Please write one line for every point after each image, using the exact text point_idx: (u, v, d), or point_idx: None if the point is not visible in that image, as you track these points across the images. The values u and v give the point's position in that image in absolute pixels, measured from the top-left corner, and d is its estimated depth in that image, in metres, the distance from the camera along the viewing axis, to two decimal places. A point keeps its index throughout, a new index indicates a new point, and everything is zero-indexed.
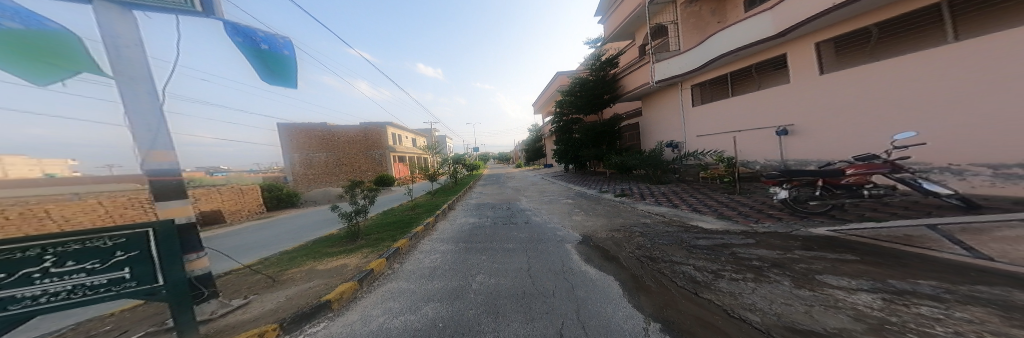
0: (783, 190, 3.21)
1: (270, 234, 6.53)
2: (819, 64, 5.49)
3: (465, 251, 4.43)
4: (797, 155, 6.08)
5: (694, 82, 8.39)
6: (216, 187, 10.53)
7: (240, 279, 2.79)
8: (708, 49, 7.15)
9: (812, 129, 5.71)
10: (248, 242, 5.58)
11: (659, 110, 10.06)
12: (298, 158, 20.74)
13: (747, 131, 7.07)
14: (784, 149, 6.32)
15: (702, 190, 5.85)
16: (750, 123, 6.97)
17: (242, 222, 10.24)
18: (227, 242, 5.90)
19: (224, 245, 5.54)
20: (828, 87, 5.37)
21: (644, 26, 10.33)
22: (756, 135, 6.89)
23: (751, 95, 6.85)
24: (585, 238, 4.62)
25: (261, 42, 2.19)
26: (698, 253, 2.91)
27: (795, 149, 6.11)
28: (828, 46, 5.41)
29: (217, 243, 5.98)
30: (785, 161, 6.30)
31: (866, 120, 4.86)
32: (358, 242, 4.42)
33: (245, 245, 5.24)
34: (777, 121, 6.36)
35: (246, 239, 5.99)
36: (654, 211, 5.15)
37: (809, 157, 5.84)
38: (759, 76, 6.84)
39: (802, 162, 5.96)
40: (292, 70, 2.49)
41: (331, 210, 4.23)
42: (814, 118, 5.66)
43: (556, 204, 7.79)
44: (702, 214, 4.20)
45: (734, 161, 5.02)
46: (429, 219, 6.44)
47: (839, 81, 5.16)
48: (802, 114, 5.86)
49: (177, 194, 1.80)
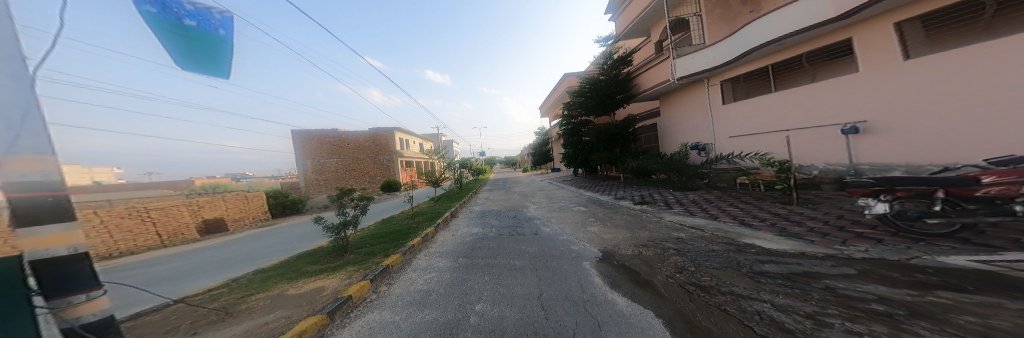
0: (881, 203, 2.52)
1: (264, 245, 6.20)
2: (902, 48, 4.53)
3: (466, 269, 3.84)
4: (871, 158, 5.10)
5: (723, 77, 7.57)
6: (220, 194, 10.51)
7: (180, 315, 2.26)
8: (742, 41, 6.40)
9: (892, 127, 4.78)
10: (233, 256, 5.22)
11: (682, 110, 9.26)
12: (309, 163, 21.01)
13: (798, 130, 6.13)
14: (853, 150, 5.32)
15: (744, 199, 5.00)
16: (801, 121, 6.04)
17: (243, 230, 10.12)
18: (214, 256, 5.57)
19: (209, 260, 5.21)
20: (908, 76, 4.48)
21: (661, 20, 9.62)
22: (808, 135, 5.97)
23: (801, 89, 5.96)
24: (605, 255, 3.91)
25: (186, 17, 1.81)
26: (771, 283, 2.14)
27: (864, 150, 5.17)
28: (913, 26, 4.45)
29: (205, 256, 5.67)
30: (855, 165, 5.31)
31: (975, 113, 3.91)
32: (344, 258, 4.07)
33: (227, 260, 4.88)
34: (839, 117, 5.42)
35: (234, 253, 5.67)
36: (687, 224, 4.38)
37: (889, 161, 4.88)
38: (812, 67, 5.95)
39: (881, 166, 4.99)
40: (225, 56, 2.16)
41: (314, 223, 3.82)
42: (892, 113, 4.73)
43: (566, 212, 7.09)
44: (754, 229, 3.42)
45: (790, 164, 4.20)
46: (429, 229, 5.91)
47: (926, 69, 4.28)
48: (874, 109, 4.93)
49: (61, 217, 1.11)
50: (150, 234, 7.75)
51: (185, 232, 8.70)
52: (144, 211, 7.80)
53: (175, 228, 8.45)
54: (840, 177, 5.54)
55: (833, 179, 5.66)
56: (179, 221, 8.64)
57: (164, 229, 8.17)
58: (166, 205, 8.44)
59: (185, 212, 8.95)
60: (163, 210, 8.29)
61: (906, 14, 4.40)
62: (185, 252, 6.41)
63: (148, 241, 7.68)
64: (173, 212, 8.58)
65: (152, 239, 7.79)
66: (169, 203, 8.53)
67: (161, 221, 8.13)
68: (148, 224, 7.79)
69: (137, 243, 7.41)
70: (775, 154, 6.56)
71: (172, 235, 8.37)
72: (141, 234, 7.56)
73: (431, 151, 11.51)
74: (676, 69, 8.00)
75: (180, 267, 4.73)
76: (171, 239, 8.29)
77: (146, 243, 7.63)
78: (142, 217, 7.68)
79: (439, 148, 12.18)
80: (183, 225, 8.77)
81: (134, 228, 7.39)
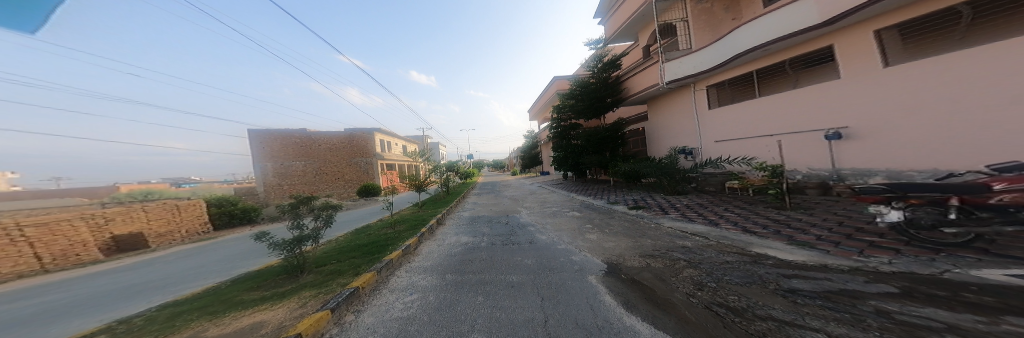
0: (894, 210, 2.64)
1: (194, 266, 5.15)
2: (883, 55, 4.79)
3: (456, 288, 3.30)
4: (852, 163, 5.39)
5: (711, 82, 7.86)
6: (138, 205, 8.92)
7: None
8: (729, 48, 6.66)
9: (869, 132, 5.07)
10: (148, 287, 4.13)
11: (671, 115, 9.50)
12: (272, 166, 18.85)
13: (781, 135, 6.43)
14: (835, 156, 5.61)
15: (740, 204, 5.01)
16: (785, 125, 6.34)
17: (173, 247, 8.58)
18: (123, 285, 4.41)
19: (113, 290, 4.13)
20: (886, 83, 4.75)
21: (650, 25, 9.83)
22: (794, 139, 6.25)
23: (789, 94, 6.19)
24: (611, 268, 3.61)
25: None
26: (809, 304, 1.90)
27: (848, 154, 5.43)
28: (891, 34, 4.72)
29: (110, 285, 4.47)
30: (838, 170, 5.60)
31: (952, 119, 4.11)
32: (301, 280, 3.37)
33: (137, 293, 3.82)
34: (822, 123, 5.72)
35: (152, 280, 4.54)
36: (688, 230, 4.24)
37: (868, 165, 5.19)
38: (796, 73, 6.25)
39: (862, 171, 5.28)
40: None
41: (254, 241, 3.18)
42: (876, 118, 4.94)
43: (561, 218, 6.77)
44: (760, 236, 3.32)
45: (781, 170, 4.14)
46: (412, 240, 5.24)
47: (902, 77, 4.56)
48: (853, 113, 5.24)
49: None
50: (25, 257, 6.06)
51: (80, 253, 7.01)
52: (16, 228, 6.11)
53: (65, 248, 6.76)
54: (823, 182, 5.86)
55: (816, 184, 5.95)
56: (71, 239, 6.95)
57: (48, 251, 6.46)
58: (50, 220, 6.76)
59: (82, 228, 7.27)
60: (46, 226, 6.59)
61: (884, 23, 4.67)
62: (86, 280, 5.10)
63: (21, 266, 5.96)
64: (62, 228, 6.88)
65: (27, 263, 6.07)
66: (54, 218, 6.86)
67: (43, 240, 6.44)
68: (22, 245, 6.09)
69: (2, 270, 5.67)
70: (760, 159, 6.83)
71: (61, 258, 6.66)
72: (9, 257, 5.83)
73: (416, 152, 10.66)
74: (665, 73, 8.19)
75: (62, 303, 3.65)
76: (60, 262, 6.58)
77: (17, 269, 5.89)
78: (12, 236, 6.01)
79: (425, 149, 11.35)
80: (79, 244, 7.06)
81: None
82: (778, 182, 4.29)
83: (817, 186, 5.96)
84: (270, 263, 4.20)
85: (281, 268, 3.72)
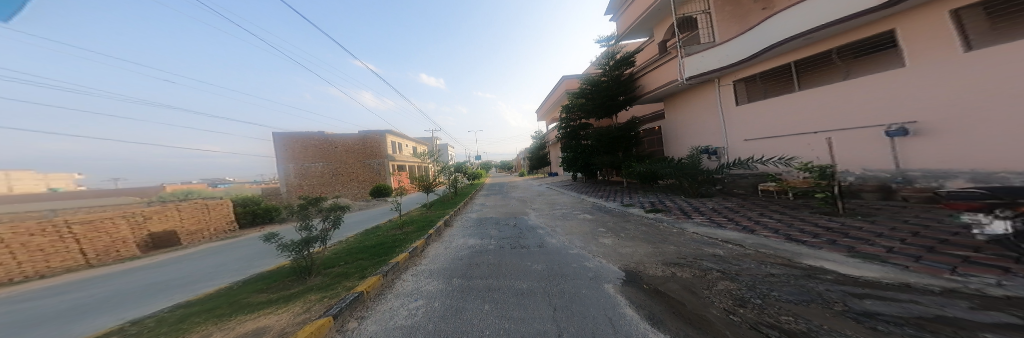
0: (1000, 220, 2.18)
1: (214, 265, 5.34)
2: (963, 37, 4.08)
3: (463, 294, 3.10)
4: (921, 163, 4.64)
5: (739, 76, 7.24)
6: (172, 204, 9.46)
7: None
8: (760, 38, 6.10)
9: (944, 128, 4.34)
10: (170, 284, 4.26)
11: (692, 112, 8.90)
12: (293, 168, 19.83)
13: (829, 132, 5.73)
14: (898, 155, 4.88)
15: (778, 208, 4.47)
16: (833, 121, 5.64)
17: (200, 244, 9.13)
18: (148, 282, 4.61)
19: (139, 287, 4.33)
20: (966, 70, 4.03)
21: (666, 19, 9.34)
22: (842, 136, 5.58)
23: (836, 86, 5.54)
24: (630, 276, 3.26)
25: None
26: (894, 332, 1.49)
27: (914, 152, 4.71)
28: (973, 13, 4.03)
29: (138, 281, 4.69)
30: (901, 171, 4.89)
31: None
32: (308, 282, 3.32)
33: (159, 291, 3.94)
34: (880, 118, 5.00)
35: (175, 277, 4.72)
36: (719, 237, 3.79)
37: (942, 166, 4.43)
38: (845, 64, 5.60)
39: (936, 173, 4.51)
40: None
41: (263, 242, 3.16)
42: (948, 111, 4.25)
43: (571, 221, 6.42)
44: (811, 246, 2.85)
45: (832, 171, 3.59)
46: (418, 242, 5.13)
47: (987, 62, 3.84)
48: (922, 106, 4.52)
49: None
50: (71, 252, 6.68)
51: (120, 249, 7.60)
52: (64, 225, 6.74)
53: (107, 245, 7.36)
54: (883, 184, 5.12)
55: (874, 187, 5.24)
56: (113, 236, 7.55)
57: (91, 247, 7.06)
58: (96, 218, 7.39)
59: (123, 226, 7.86)
60: (91, 224, 7.22)
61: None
62: (119, 276, 5.43)
63: (68, 261, 6.60)
64: (105, 226, 7.48)
65: (74, 258, 6.71)
66: (100, 216, 7.48)
67: (88, 236, 7.06)
68: (67, 242, 6.70)
69: (51, 264, 6.32)
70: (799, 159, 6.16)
71: (104, 253, 7.28)
72: (57, 253, 6.48)
73: (424, 153, 10.69)
74: (686, 68, 7.65)
75: (93, 299, 3.86)
76: (102, 257, 7.20)
77: (64, 264, 6.53)
78: (60, 233, 6.64)
79: (433, 150, 11.37)
80: (119, 241, 7.64)
81: (47, 247, 6.37)
82: (828, 184, 3.71)
83: (875, 190, 5.25)
84: (281, 264, 4.22)
85: (290, 270, 3.70)
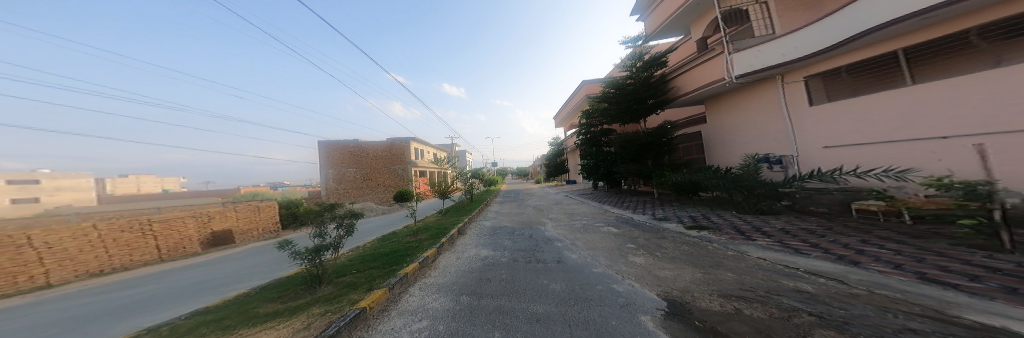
0: None
1: (245, 267, 5.66)
2: None
3: (471, 316, 2.68)
4: None
5: (810, 72, 6.05)
6: (232, 205, 10.64)
7: None
8: (839, 24, 5.05)
9: None
10: (207, 285, 4.51)
11: (745, 116, 7.76)
12: (332, 173, 21.70)
13: (966, 138, 4.14)
14: None
15: (896, 238, 3.47)
16: (972, 124, 4.06)
17: (246, 243, 10.16)
18: (192, 281, 5.00)
19: (182, 286, 4.70)
20: None
21: (705, 15, 8.44)
22: (999, 143, 3.89)
23: (973, 76, 4.05)
24: (673, 307, 2.55)
25: None
26: None
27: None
28: None
29: (184, 280, 5.13)
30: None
31: None
32: (319, 292, 3.23)
33: (192, 293, 4.13)
34: None
35: (214, 277, 5.08)
36: (805, 268, 2.95)
37: None
38: (994, 47, 4.00)
39: None
40: None
41: (278, 249, 3.13)
42: None
43: (593, 234, 5.67)
44: (971, 295, 2.01)
45: (990, 190, 2.74)
46: (429, 251, 4.89)
47: None
48: None
49: None
50: (149, 248, 7.75)
51: (186, 246, 8.66)
52: (147, 223, 7.87)
53: (177, 241, 8.43)
54: None
55: None
56: (182, 234, 8.63)
57: (165, 243, 8.15)
58: (171, 217, 8.54)
59: (190, 225, 8.95)
60: (167, 223, 8.34)
61: None
62: (173, 272, 6.04)
63: (145, 255, 7.66)
64: (178, 224, 8.60)
65: (150, 253, 7.77)
66: (175, 216, 8.64)
67: (164, 233, 8.16)
68: (149, 238, 7.80)
69: (132, 258, 7.39)
70: (911, 167, 4.74)
71: (173, 249, 8.34)
72: (139, 248, 7.57)
73: (441, 159, 10.72)
74: (734, 65, 6.69)
75: (144, 296, 4.23)
76: (172, 253, 8.26)
77: (142, 258, 7.60)
78: (143, 230, 7.75)
79: (451, 156, 11.44)
80: (186, 238, 8.72)
81: (132, 243, 7.47)
82: (983, 207, 2.85)
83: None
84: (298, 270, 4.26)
85: (302, 279, 3.65)
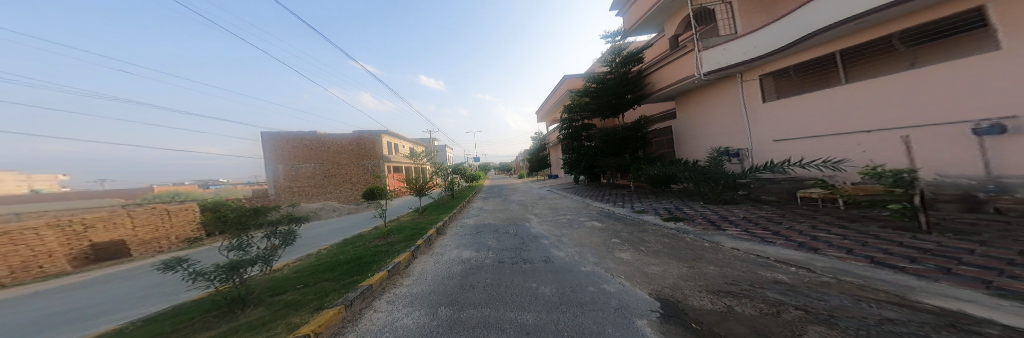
0: None
1: (138, 290, 4.46)
2: None
3: (447, 331, 2.29)
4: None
5: (765, 71, 6.62)
6: (124, 210, 8.66)
7: None
8: (792, 26, 5.51)
9: None
10: (65, 319, 3.41)
11: (709, 112, 8.33)
12: (282, 168, 18.93)
13: (889, 131, 4.82)
14: (988, 157, 3.88)
15: (841, 223, 3.91)
16: (894, 119, 4.72)
17: (146, 257, 8.33)
18: (41, 313, 3.76)
19: (24, 321, 3.49)
20: None
21: (678, 13, 8.75)
22: (920, 135, 4.49)
23: (894, 77, 4.70)
24: (667, 307, 2.50)
25: None
26: None
27: (1017, 157, 3.66)
28: None
29: (32, 312, 3.85)
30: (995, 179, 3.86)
31: None
32: (244, 318, 2.53)
33: (32, 332, 3.05)
34: (959, 114, 4.06)
35: (79, 307, 3.89)
36: (775, 256, 3.14)
37: None
38: (911, 52, 4.65)
39: None
40: None
41: (166, 270, 2.36)
42: None
43: (579, 230, 5.63)
44: (919, 277, 2.21)
45: (913, 178, 3.15)
46: (401, 257, 4.32)
47: None
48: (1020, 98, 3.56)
49: None
50: None
51: (45, 265, 6.73)
52: None
53: (28, 260, 6.48)
54: (968, 194, 3.90)
55: (953, 197, 4.03)
56: (37, 249, 6.68)
57: (11, 262, 6.23)
58: (13, 228, 6.47)
59: (49, 237, 6.97)
60: (7, 236, 6.31)
61: None
62: (25, 302, 4.55)
63: None
64: (29, 238, 6.62)
65: None
66: (19, 226, 6.57)
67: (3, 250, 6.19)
68: None
69: None
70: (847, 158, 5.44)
71: (24, 270, 6.41)
72: None
73: (418, 153, 9.81)
74: (703, 62, 7.05)
75: None
76: (22, 275, 6.34)
77: None
78: None
79: (429, 150, 10.61)
80: (46, 254, 6.81)
81: None
82: (906, 192, 3.27)
83: (955, 200, 4.02)
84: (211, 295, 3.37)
85: (216, 304, 2.89)
